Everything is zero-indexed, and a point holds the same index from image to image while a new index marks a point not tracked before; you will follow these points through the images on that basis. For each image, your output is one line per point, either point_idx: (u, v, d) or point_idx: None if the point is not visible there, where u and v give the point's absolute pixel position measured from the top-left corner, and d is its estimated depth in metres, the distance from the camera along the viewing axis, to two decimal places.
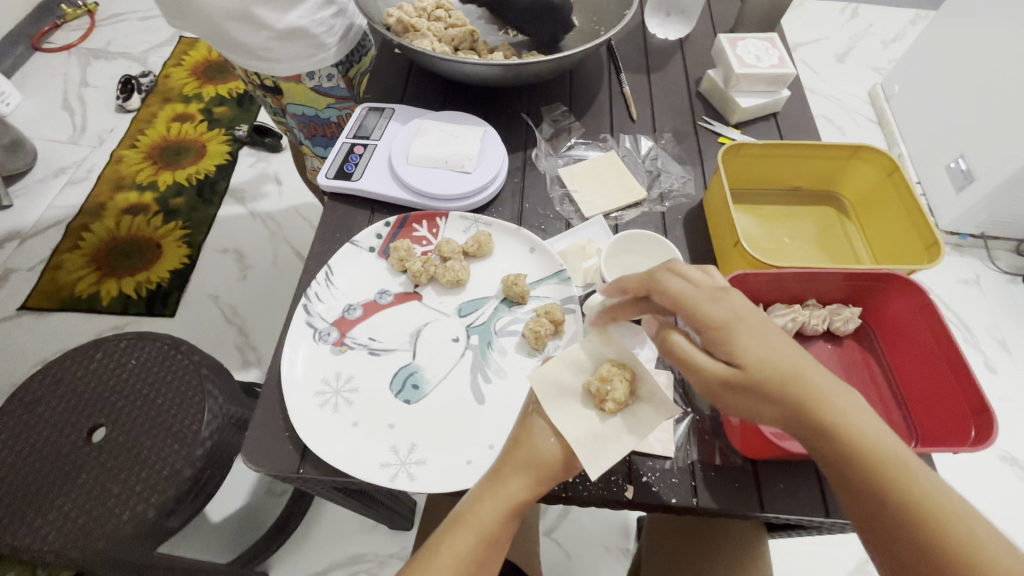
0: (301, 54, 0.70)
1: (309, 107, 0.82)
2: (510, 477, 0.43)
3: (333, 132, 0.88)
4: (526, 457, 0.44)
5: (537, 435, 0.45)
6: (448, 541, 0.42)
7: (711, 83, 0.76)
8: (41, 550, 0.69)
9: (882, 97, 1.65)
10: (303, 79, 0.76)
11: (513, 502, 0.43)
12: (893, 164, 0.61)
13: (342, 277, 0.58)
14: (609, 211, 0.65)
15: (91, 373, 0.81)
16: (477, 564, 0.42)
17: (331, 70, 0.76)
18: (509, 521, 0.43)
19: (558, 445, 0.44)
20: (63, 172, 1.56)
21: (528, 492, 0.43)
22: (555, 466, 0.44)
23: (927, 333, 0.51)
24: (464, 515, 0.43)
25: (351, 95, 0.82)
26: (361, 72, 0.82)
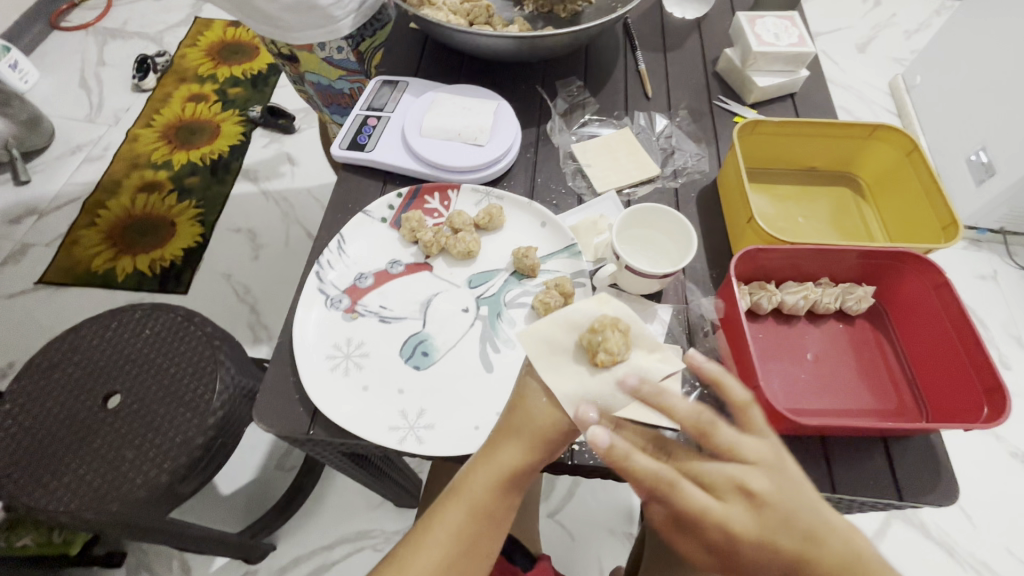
0: (306, 24, 0.68)
1: (323, 77, 0.83)
2: (503, 446, 0.44)
3: (347, 103, 0.89)
4: (517, 425, 0.44)
5: (531, 400, 0.44)
6: (443, 512, 0.44)
7: (728, 62, 0.75)
8: (58, 510, 0.71)
9: (903, 88, 1.62)
10: (314, 51, 0.76)
11: (506, 470, 0.43)
12: (912, 144, 0.60)
13: (354, 246, 0.59)
14: (622, 186, 0.65)
15: (108, 341, 0.82)
16: (472, 533, 0.43)
17: (340, 44, 0.75)
18: (505, 490, 0.44)
19: (553, 408, 0.44)
20: (80, 150, 1.58)
21: (521, 459, 0.43)
22: (549, 432, 0.44)
23: (942, 313, 0.51)
24: (459, 486, 0.44)
25: (362, 68, 0.81)
26: (374, 45, 0.80)
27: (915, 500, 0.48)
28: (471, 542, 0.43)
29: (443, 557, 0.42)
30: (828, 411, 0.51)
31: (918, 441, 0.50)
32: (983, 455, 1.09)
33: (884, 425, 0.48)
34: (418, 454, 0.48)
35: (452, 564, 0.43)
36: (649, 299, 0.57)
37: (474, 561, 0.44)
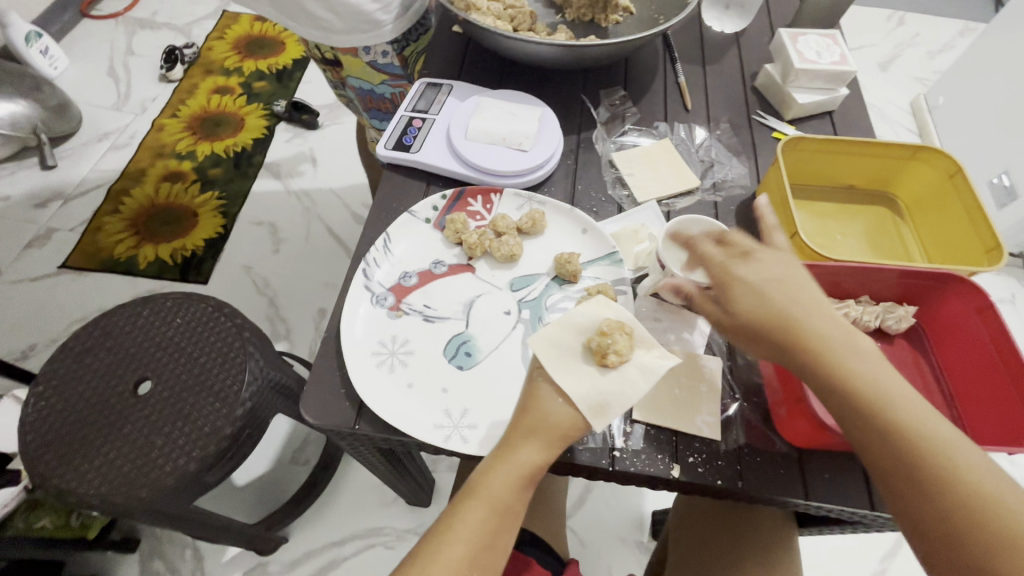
0: (355, 28, 0.69)
1: (366, 81, 0.84)
2: (521, 446, 0.45)
3: (388, 108, 0.89)
4: (535, 422, 0.45)
5: (545, 399, 0.45)
6: (463, 512, 0.44)
7: (767, 78, 0.75)
8: (88, 493, 0.72)
9: (925, 108, 1.62)
10: (359, 54, 0.78)
11: (525, 468, 0.44)
12: (956, 166, 0.60)
13: (399, 245, 0.59)
14: (662, 197, 0.65)
15: (140, 328, 0.83)
16: (492, 533, 0.44)
17: (385, 48, 0.77)
18: (524, 485, 0.45)
19: (567, 406, 0.44)
20: (106, 137, 1.60)
21: (539, 455, 0.44)
22: (564, 429, 0.44)
23: (985, 335, 0.51)
24: (479, 483, 0.45)
25: (406, 73, 0.83)
26: (417, 50, 0.82)
27: None
28: (490, 541, 0.43)
29: (467, 554, 0.42)
30: None
31: None
32: None
33: None
34: (461, 453, 0.48)
35: (477, 561, 0.43)
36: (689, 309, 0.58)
37: (493, 557, 0.44)
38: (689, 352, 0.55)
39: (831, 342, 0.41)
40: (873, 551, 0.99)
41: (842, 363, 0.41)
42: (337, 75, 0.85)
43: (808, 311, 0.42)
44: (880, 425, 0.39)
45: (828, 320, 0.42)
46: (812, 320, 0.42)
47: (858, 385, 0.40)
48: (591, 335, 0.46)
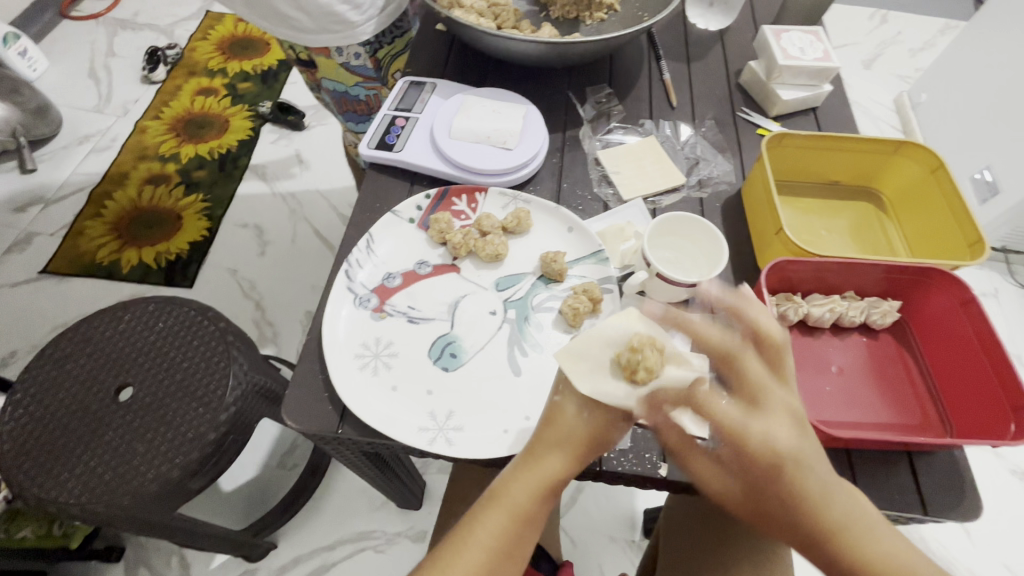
0: (321, 26, 0.68)
1: (339, 83, 0.82)
2: (546, 457, 0.44)
3: (363, 110, 0.89)
4: (558, 435, 0.44)
5: (570, 413, 0.45)
6: (481, 522, 0.43)
7: (752, 74, 0.75)
8: (68, 503, 0.70)
9: (908, 105, 1.63)
10: (333, 56, 0.77)
11: (548, 480, 0.43)
12: (937, 160, 0.61)
13: (383, 245, 0.59)
14: (648, 194, 0.65)
15: (121, 333, 0.81)
16: (509, 545, 0.43)
17: (357, 49, 0.75)
18: (545, 498, 0.44)
19: (592, 419, 0.44)
20: (87, 140, 1.57)
21: (564, 467, 0.44)
22: (592, 442, 0.44)
23: (969, 329, 0.51)
24: (497, 493, 0.44)
25: (379, 76, 0.82)
26: (391, 53, 0.81)
27: (940, 515, 0.48)
28: (506, 553, 0.42)
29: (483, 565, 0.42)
30: (852, 422, 0.52)
31: (942, 457, 0.50)
32: (983, 471, 1.10)
33: (911, 438, 0.48)
34: (447, 456, 0.48)
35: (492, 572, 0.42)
36: (676, 306, 0.57)
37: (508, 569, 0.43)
38: None
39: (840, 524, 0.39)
40: None
41: (854, 542, 0.38)
42: (311, 76, 0.84)
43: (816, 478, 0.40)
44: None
45: (838, 494, 0.39)
46: (822, 501, 0.39)
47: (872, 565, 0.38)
48: (621, 349, 0.45)
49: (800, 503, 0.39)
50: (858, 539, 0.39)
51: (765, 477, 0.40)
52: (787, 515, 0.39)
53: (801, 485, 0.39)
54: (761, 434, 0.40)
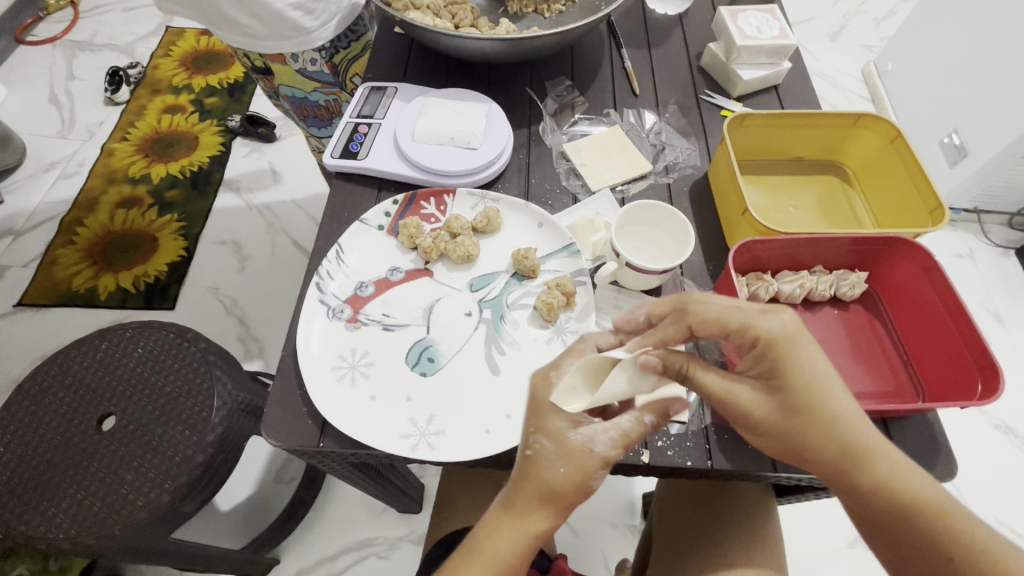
0: (278, 34, 0.67)
1: (297, 88, 0.82)
2: (529, 511, 0.42)
3: (324, 115, 0.89)
4: (538, 492, 0.42)
5: (547, 467, 0.42)
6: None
7: (712, 56, 0.76)
8: (57, 538, 0.69)
9: (876, 75, 1.65)
10: (288, 62, 0.76)
11: (533, 534, 0.42)
12: (896, 131, 0.62)
13: (353, 254, 0.58)
14: (616, 183, 0.65)
15: (99, 362, 0.80)
16: None
17: (314, 55, 0.75)
18: (530, 549, 0.43)
19: (571, 474, 0.42)
20: (53, 166, 1.54)
21: (551, 522, 0.42)
22: (577, 496, 0.42)
23: (933, 295, 0.53)
24: (479, 550, 0.42)
25: (337, 80, 0.82)
26: (348, 58, 0.81)
27: None
28: None
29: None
30: None
31: (917, 420, 0.51)
32: (969, 429, 1.13)
33: (885, 405, 0.50)
34: (430, 461, 0.48)
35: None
36: (648, 294, 0.58)
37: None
38: None
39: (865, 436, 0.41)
40: None
41: (874, 458, 0.40)
42: (267, 84, 0.82)
43: (842, 394, 0.41)
44: (917, 529, 0.39)
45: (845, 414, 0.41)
46: (843, 414, 0.41)
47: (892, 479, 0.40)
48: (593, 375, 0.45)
49: (823, 413, 0.41)
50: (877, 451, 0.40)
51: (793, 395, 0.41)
52: (813, 428, 0.41)
53: (829, 398, 0.41)
54: (794, 354, 0.41)
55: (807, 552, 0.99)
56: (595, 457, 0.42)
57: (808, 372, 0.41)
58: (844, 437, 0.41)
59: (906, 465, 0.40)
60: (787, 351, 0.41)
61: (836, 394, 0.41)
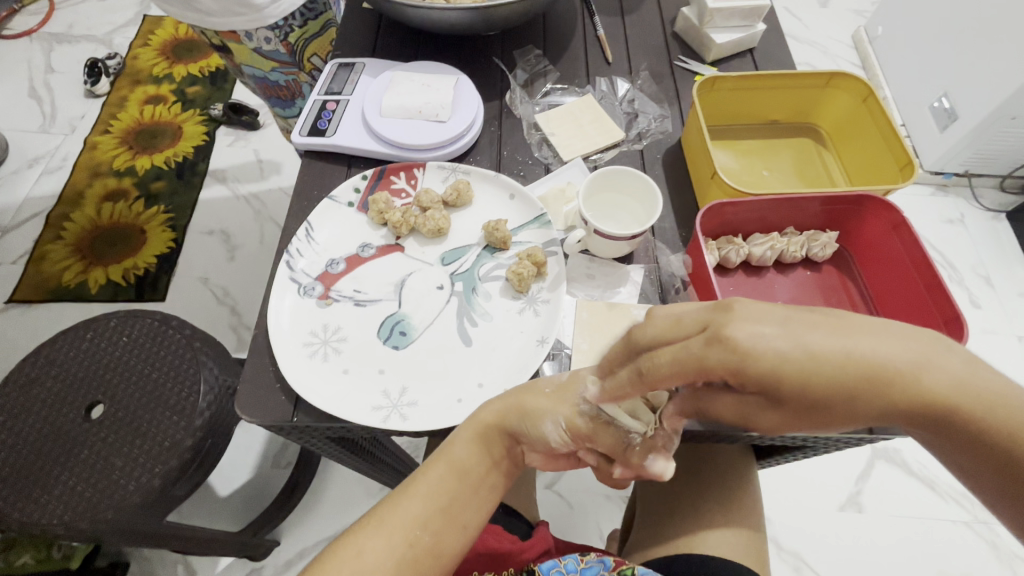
0: (229, 10, 0.66)
1: (257, 69, 0.81)
2: (487, 403, 0.47)
3: (287, 95, 0.88)
4: (518, 401, 0.45)
5: (542, 382, 0.46)
6: (427, 469, 0.47)
7: (685, 21, 0.74)
8: (51, 523, 0.70)
9: (866, 40, 1.62)
10: (243, 41, 0.75)
11: (478, 428, 0.46)
12: (867, 89, 0.61)
13: (323, 232, 0.58)
14: (589, 153, 0.65)
15: (84, 351, 0.80)
16: (448, 494, 0.45)
17: (267, 34, 0.74)
18: (480, 449, 0.46)
19: (551, 392, 0.44)
20: (37, 162, 1.53)
21: (499, 420, 0.46)
22: (531, 416, 0.44)
23: (902, 252, 0.53)
24: (445, 445, 0.47)
25: (294, 59, 0.80)
26: (305, 36, 0.79)
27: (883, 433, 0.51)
28: (445, 501, 0.45)
29: (423, 513, 0.44)
30: None
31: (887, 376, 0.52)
32: None
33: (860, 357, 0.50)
34: (403, 431, 0.48)
35: (430, 520, 0.44)
36: (619, 261, 0.58)
37: (451, 528, 0.45)
38: (622, 304, 0.56)
39: (880, 365, 0.27)
40: (849, 475, 1.04)
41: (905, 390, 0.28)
42: (228, 62, 0.81)
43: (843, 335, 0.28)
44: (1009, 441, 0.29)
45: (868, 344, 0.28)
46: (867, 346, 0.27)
47: (935, 399, 0.28)
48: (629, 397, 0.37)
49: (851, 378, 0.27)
50: (946, 373, 0.29)
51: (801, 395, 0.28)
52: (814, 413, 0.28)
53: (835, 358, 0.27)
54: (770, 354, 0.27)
55: (798, 517, 1.00)
56: (572, 406, 0.43)
57: (792, 368, 0.27)
58: (854, 385, 0.27)
59: (942, 369, 0.28)
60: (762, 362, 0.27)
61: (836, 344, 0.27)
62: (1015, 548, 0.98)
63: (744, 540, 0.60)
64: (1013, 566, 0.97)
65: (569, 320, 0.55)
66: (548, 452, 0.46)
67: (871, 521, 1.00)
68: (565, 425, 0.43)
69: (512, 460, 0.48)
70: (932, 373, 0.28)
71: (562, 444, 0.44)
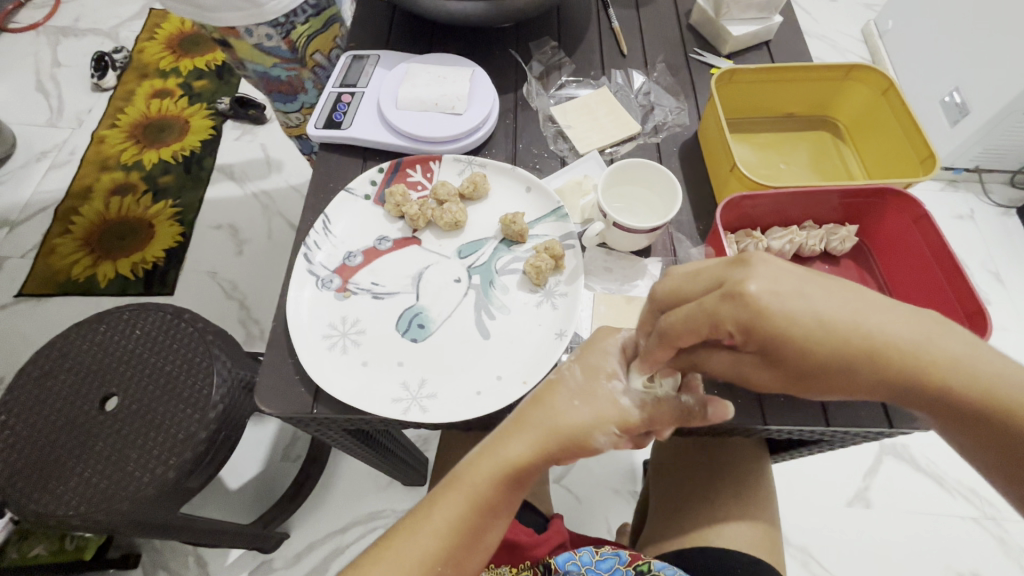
0: (228, 5, 0.66)
1: (258, 64, 0.79)
2: (512, 438, 0.44)
3: (288, 90, 0.86)
4: (551, 430, 0.43)
5: (566, 403, 0.44)
6: (442, 502, 0.44)
7: (701, 14, 0.74)
8: (68, 514, 0.70)
9: (876, 34, 1.60)
10: (242, 37, 0.73)
11: (507, 465, 0.43)
12: (888, 81, 0.61)
13: (340, 224, 0.58)
14: (605, 146, 0.65)
15: (98, 344, 0.80)
16: (470, 530, 0.43)
17: (268, 32, 0.72)
18: (506, 486, 0.43)
19: (584, 413, 0.43)
20: (45, 156, 1.53)
21: (529, 452, 0.43)
22: (575, 439, 0.43)
23: (924, 247, 0.53)
24: (464, 473, 0.44)
25: (296, 57, 0.78)
26: (307, 34, 0.76)
27: (903, 427, 0.51)
28: (468, 536, 0.43)
29: (441, 549, 0.42)
30: None
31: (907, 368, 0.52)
32: None
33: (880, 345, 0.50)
34: (423, 422, 0.48)
35: (451, 555, 0.43)
36: (637, 255, 0.58)
37: (473, 555, 0.44)
38: (640, 297, 0.55)
39: (870, 330, 0.35)
40: (858, 470, 1.03)
41: (895, 355, 0.35)
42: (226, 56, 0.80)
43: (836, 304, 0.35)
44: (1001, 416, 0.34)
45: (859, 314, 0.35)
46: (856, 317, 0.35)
47: (917, 365, 0.35)
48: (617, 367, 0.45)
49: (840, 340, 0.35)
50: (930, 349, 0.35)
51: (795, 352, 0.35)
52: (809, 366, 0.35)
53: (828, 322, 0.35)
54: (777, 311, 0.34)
55: (806, 512, 1.00)
56: (615, 408, 0.43)
57: (799, 323, 0.34)
58: (846, 344, 0.35)
59: (926, 342, 0.35)
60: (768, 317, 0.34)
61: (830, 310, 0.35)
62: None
63: (757, 533, 0.60)
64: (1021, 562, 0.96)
65: (587, 313, 0.55)
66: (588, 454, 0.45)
67: (879, 517, 1.00)
68: (618, 429, 0.43)
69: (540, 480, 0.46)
70: (914, 342, 0.35)
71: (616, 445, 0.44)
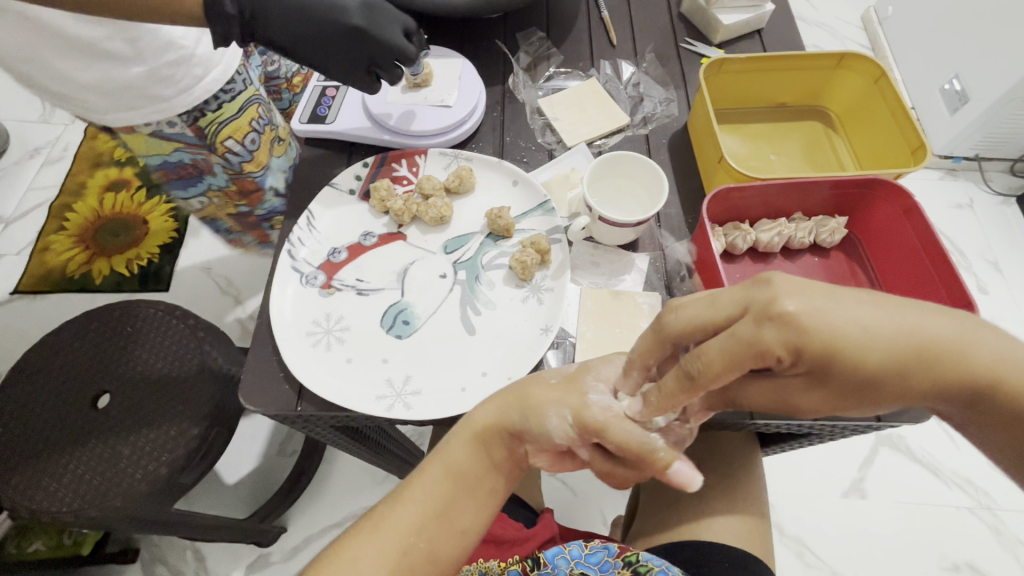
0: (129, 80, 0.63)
1: (158, 152, 0.72)
2: (480, 406, 0.45)
3: (190, 176, 0.78)
4: (519, 401, 0.43)
5: (544, 380, 0.44)
6: (420, 475, 0.45)
7: (692, 2, 0.72)
8: (60, 511, 0.70)
9: (876, 20, 1.58)
10: (137, 126, 0.67)
11: (476, 432, 0.44)
12: (879, 69, 0.60)
13: (324, 221, 0.58)
14: (593, 138, 0.64)
15: (89, 342, 0.80)
16: (442, 502, 0.43)
17: (171, 118, 0.66)
18: (477, 455, 0.44)
19: (555, 387, 0.43)
20: (38, 152, 1.52)
21: (494, 420, 0.44)
22: (533, 416, 0.42)
23: (912, 238, 0.52)
24: (441, 449, 0.45)
25: (206, 143, 0.71)
26: (220, 121, 0.70)
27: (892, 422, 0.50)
28: (442, 506, 0.43)
29: (416, 520, 0.43)
30: None
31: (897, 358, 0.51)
32: None
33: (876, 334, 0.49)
34: (407, 420, 0.48)
35: (425, 528, 0.43)
36: (624, 248, 0.57)
37: (444, 535, 0.43)
38: (628, 292, 0.55)
39: (896, 335, 0.34)
40: (852, 461, 1.03)
41: (929, 354, 0.34)
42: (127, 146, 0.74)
43: (863, 308, 0.34)
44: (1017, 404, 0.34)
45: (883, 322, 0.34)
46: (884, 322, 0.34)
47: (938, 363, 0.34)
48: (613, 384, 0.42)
49: (867, 352, 0.33)
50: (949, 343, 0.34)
51: (828, 369, 0.34)
52: (858, 382, 0.34)
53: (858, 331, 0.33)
54: (817, 324, 0.32)
55: (801, 503, 1.00)
56: (581, 400, 0.41)
57: (841, 334, 0.33)
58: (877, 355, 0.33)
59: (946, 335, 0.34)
60: (809, 335, 0.32)
61: (861, 317, 0.34)
62: (1019, 535, 0.98)
63: (748, 526, 0.60)
64: (1017, 551, 0.97)
65: (574, 308, 0.55)
66: (552, 451, 0.43)
67: (874, 507, 1.00)
68: (573, 419, 0.41)
69: (511, 466, 0.45)
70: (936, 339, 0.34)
71: (567, 439, 0.42)
